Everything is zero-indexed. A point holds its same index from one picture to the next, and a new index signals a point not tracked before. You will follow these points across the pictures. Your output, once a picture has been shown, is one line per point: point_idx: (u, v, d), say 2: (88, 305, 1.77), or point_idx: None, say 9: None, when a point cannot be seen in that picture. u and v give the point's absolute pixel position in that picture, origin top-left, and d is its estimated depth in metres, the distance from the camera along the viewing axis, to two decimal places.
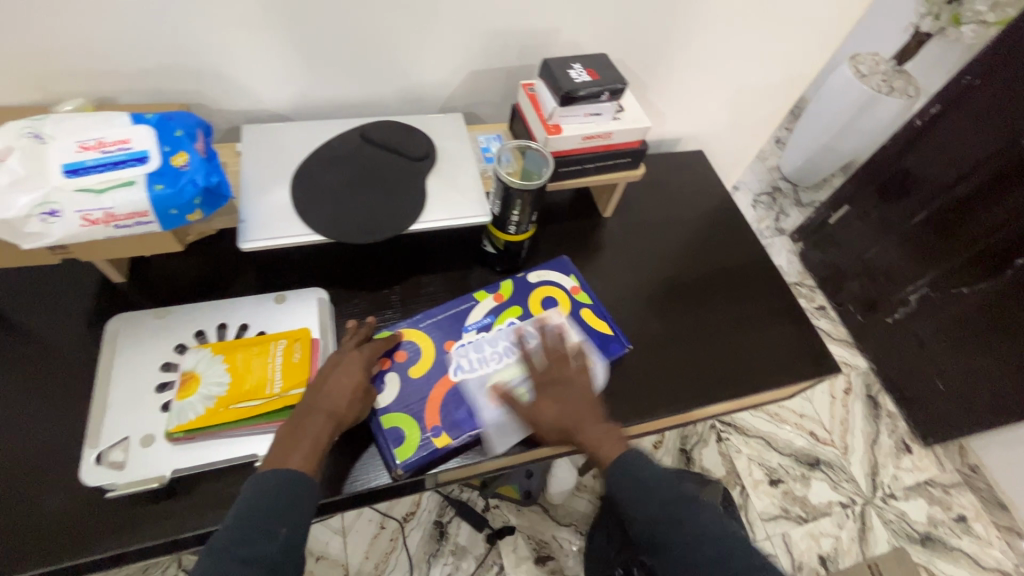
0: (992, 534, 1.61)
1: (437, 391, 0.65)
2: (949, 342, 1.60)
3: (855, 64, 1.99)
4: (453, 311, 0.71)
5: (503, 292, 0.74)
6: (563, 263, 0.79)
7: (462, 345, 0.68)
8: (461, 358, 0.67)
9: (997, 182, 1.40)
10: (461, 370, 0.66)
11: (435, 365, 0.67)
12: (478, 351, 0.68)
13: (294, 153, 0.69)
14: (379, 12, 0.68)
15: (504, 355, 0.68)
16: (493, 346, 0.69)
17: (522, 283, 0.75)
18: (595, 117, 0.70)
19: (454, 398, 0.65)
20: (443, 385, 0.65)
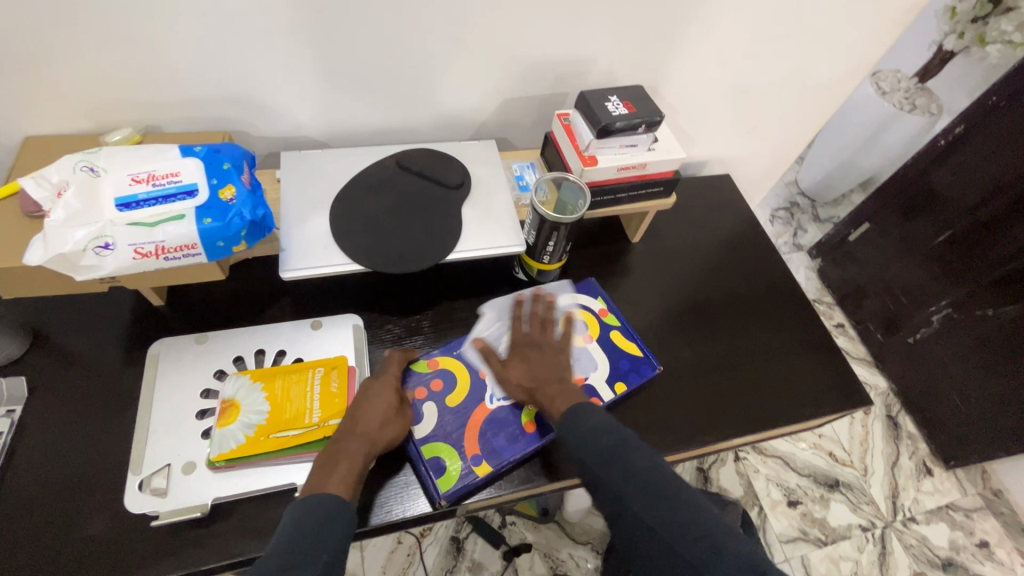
0: (1016, 561, 1.57)
1: (473, 419, 0.65)
2: (972, 364, 1.58)
3: (876, 81, 1.98)
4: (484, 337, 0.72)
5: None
6: (591, 287, 0.80)
7: None
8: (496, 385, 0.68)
9: (1021, 205, 1.38)
10: (498, 397, 0.67)
11: (471, 392, 0.67)
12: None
13: (333, 181, 0.70)
14: (418, 43, 0.69)
15: None
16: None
17: (552, 308, 0.76)
18: (630, 148, 0.70)
19: (492, 425, 0.65)
20: (479, 412, 0.66)
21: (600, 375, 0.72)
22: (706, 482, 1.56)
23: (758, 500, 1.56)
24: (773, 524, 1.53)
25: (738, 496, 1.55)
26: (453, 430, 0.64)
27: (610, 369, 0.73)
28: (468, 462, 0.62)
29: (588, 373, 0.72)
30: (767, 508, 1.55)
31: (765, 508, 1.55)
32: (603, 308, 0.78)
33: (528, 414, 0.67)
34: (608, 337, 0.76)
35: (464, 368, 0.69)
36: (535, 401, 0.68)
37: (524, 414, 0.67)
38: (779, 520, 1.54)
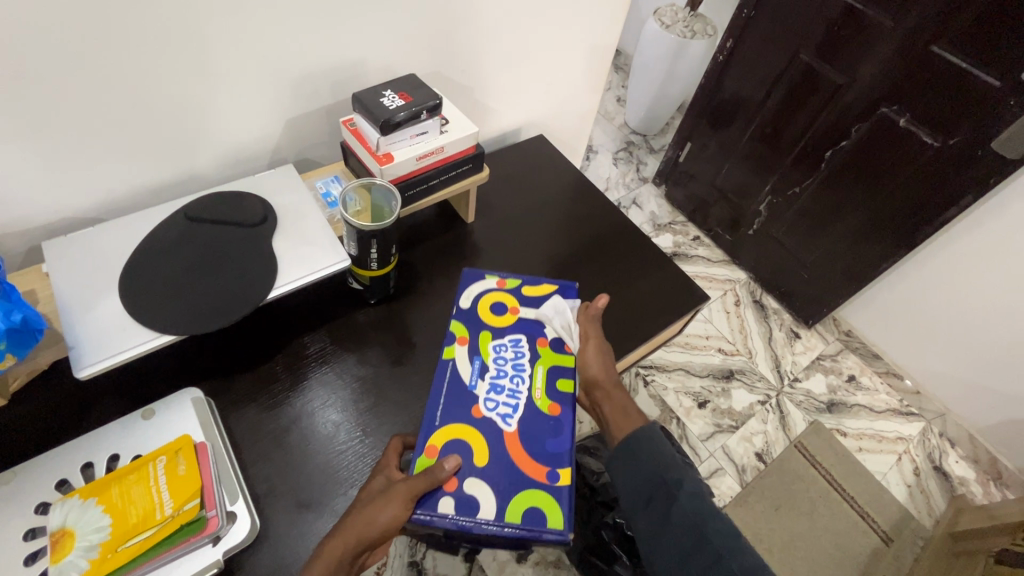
0: (877, 382, 1.88)
1: (512, 451, 0.62)
2: (798, 236, 1.84)
3: (659, 17, 2.19)
4: (445, 387, 0.67)
5: (468, 331, 0.73)
6: (468, 276, 0.79)
7: (486, 402, 0.66)
8: (498, 409, 0.65)
9: (794, 92, 1.63)
10: (509, 417, 0.65)
11: (487, 435, 0.63)
12: (501, 393, 0.67)
13: (115, 256, 0.62)
14: (164, 86, 0.63)
15: (521, 376, 0.69)
16: (509, 379, 0.68)
17: (467, 315, 0.74)
18: (422, 137, 0.71)
19: (529, 439, 0.63)
20: (510, 441, 0.63)
21: (554, 327, 0.74)
22: None
23: (674, 413, 1.70)
24: (691, 428, 1.68)
25: (657, 415, 1.68)
26: (509, 475, 0.60)
27: (554, 314, 0.75)
28: (551, 486, 0.60)
29: (543, 333, 0.73)
30: (683, 416, 1.70)
31: (682, 417, 1.70)
32: (499, 280, 0.79)
33: (541, 404, 0.66)
34: (526, 293, 0.77)
35: (459, 427, 0.64)
36: (535, 388, 0.68)
37: (541, 404, 0.66)
38: (696, 423, 1.69)
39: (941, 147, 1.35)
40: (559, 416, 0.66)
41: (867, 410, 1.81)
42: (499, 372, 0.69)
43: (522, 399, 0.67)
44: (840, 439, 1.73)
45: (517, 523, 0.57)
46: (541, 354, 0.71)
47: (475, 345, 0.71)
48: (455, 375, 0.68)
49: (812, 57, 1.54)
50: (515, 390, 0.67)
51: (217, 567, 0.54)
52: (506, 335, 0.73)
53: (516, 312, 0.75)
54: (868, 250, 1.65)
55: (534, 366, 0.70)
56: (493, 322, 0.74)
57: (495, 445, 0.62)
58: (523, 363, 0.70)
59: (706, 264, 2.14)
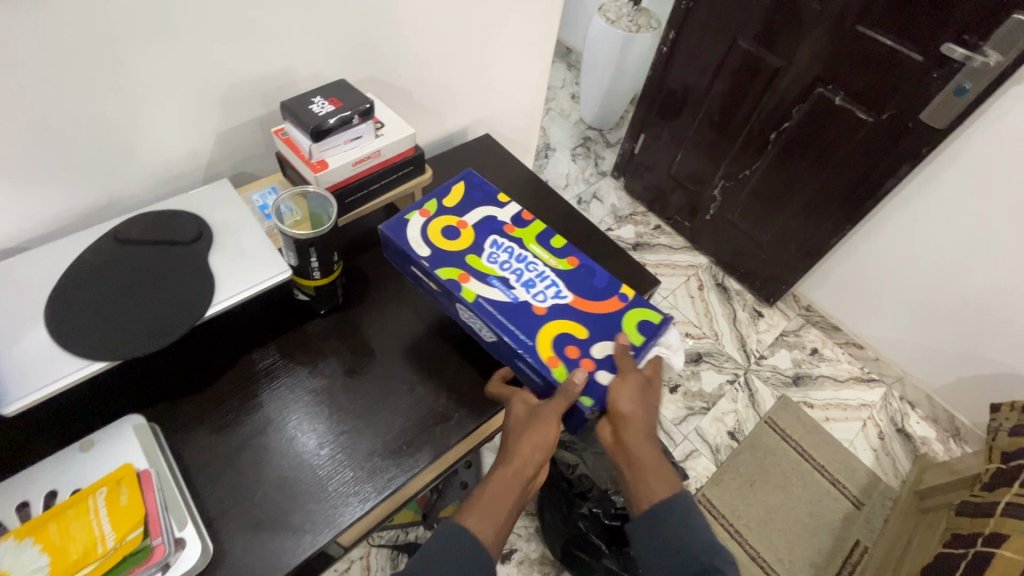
0: (838, 352, 1.95)
1: (587, 310, 0.72)
2: (752, 217, 1.89)
3: (604, 13, 2.23)
4: (508, 318, 0.69)
5: (464, 263, 0.74)
6: (391, 227, 0.76)
7: (536, 299, 0.72)
8: (545, 295, 0.73)
9: (737, 78, 1.67)
10: (558, 295, 0.73)
11: (562, 316, 0.71)
12: (533, 287, 0.73)
13: (39, 286, 0.60)
14: (82, 108, 0.62)
15: (524, 259, 0.76)
16: (527, 270, 0.75)
17: (441, 257, 0.74)
18: (357, 141, 0.70)
19: (580, 291, 0.74)
20: (578, 304, 0.73)
21: (502, 211, 0.81)
22: None
23: None
24: (665, 413, 1.70)
25: None
26: (604, 325, 0.71)
27: (487, 205, 0.81)
28: (626, 301, 0.74)
29: (500, 222, 0.80)
30: None
31: None
32: (423, 212, 0.78)
33: (563, 266, 0.77)
34: (451, 205, 0.80)
35: (553, 323, 0.70)
36: (549, 261, 0.77)
37: (561, 266, 0.76)
38: (668, 408, 1.72)
39: (875, 122, 1.41)
40: (580, 262, 0.77)
41: (830, 380, 1.87)
42: (515, 272, 0.74)
43: (548, 273, 0.75)
44: (808, 411, 1.78)
45: (641, 339, 0.71)
46: (518, 238, 0.79)
47: (476, 273, 0.73)
48: (501, 300, 0.71)
49: (750, 44, 1.59)
50: (540, 274, 0.75)
51: None
52: (482, 243, 0.76)
53: (465, 224, 0.78)
54: (818, 226, 1.70)
55: (527, 248, 0.78)
56: (464, 245, 0.76)
57: (574, 318, 0.71)
58: (514, 248, 0.77)
59: (669, 252, 2.18)
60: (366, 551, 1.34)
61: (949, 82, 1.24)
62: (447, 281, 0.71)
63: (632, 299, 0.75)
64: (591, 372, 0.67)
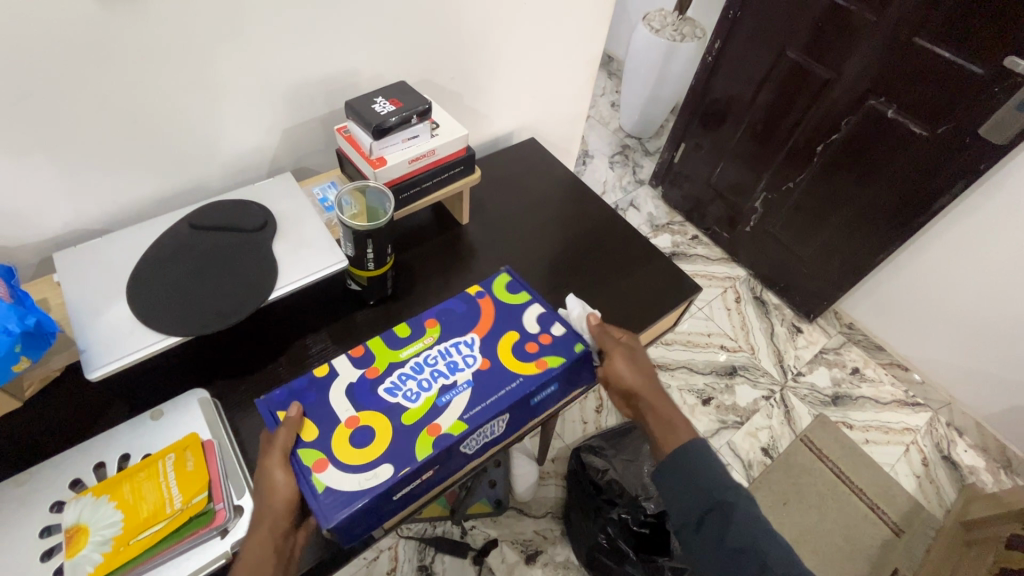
0: (881, 373, 1.88)
1: (485, 317, 0.71)
2: (794, 230, 1.85)
3: (649, 22, 2.24)
4: (491, 396, 0.63)
5: (415, 425, 0.60)
6: (327, 503, 0.54)
7: (465, 361, 0.66)
8: (460, 353, 0.66)
9: (783, 89, 1.65)
10: (465, 344, 0.67)
11: (489, 348, 0.67)
12: (450, 366, 0.65)
13: (122, 264, 0.65)
14: (165, 102, 0.67)
15: (413, 363, 0.65)
16: (434, 364, 0.65)
17: (409, 441, 0.59)
18: (414, 140, 0.74)
19: (458, 321, 0.70)
20: (480, 327, 0.70)
21: (342, 373, 0.64)
22: None
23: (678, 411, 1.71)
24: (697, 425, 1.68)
25: None
26: (509, 316, 0.71)
27: (329, 395, 0.62)
28: (485, 287, 0.74)
29: (363, 380, 0.64)
30: (687, 414, 1.70)
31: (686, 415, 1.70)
32: (338, 442, 0.58)
33: (437, 332, 0.69)
34: (315, 436, 0.59)
35: (501, 349, 0.67)
36: (425, 344, 0.67)
37: (432, 332, 0.69)
38: (700, 420, 1.69)
39: (929, 136, 1.37)
40: (427, 316, 0.70)
41: (872, 402, 1.81)
42: (436, 374, 0.64)
43: (435, 350, 0.67)
44: (846, 432, 1.72)
45: (529, 297, 0.74)
46: (391, 362, 0.65)
47: (428, 417, 0.61)
48: (469, 391, 0.63)
49: (799, 54, 1.57)
50: (441, 351, 0.67)
51: (223, 560, 0.55)
52: (384, 403, 0.62)
53: (355, 418, 0.60)
54: (864, 242, 1.66)
55: (406, 357, 0.66)
56: (384, 417, 0.60)
57: (499, 335, 0.69)
58: (398, 373, 0.64)
59: (706, 263, 2.15)
60: (395, 541, 1.37)
61: (1011, 97, 1.20)
62: (435, 446, 0.58)
63: (482, 286, 0.75)
64: (555, 340, 0.69)
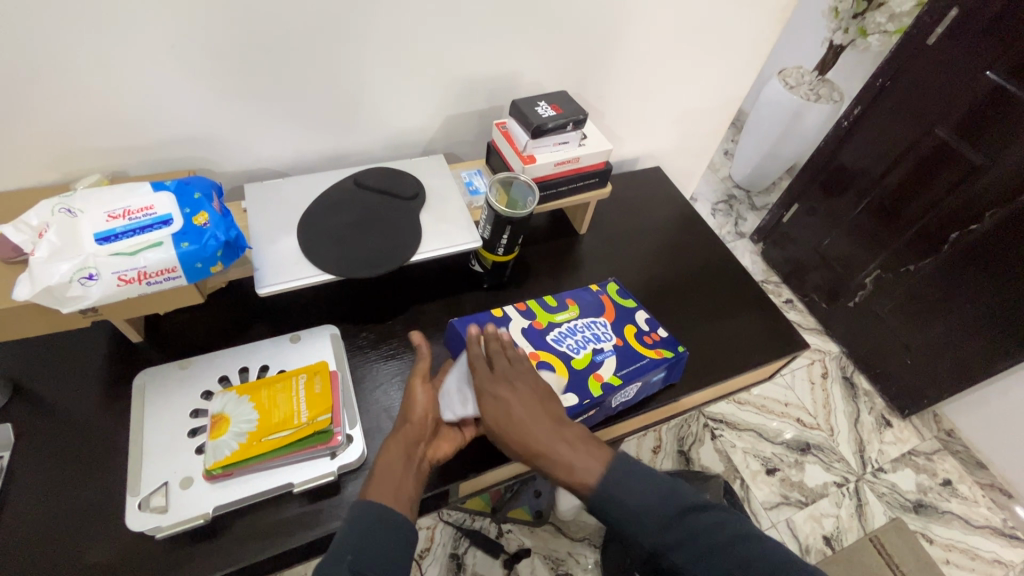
0: (977, 493, 1.70)
1: (610, 307, 0.80)
2: (905, 317, 1.73)
3: (784, 78, 2.21)
4: (634, 365, 0.72)
5: (582, 370, 0.70)
6: None
7: (607, 333, 0.76)
8: (599, 329, 0.76)
9: (922, 167, 1.57)
10: (602, 322, 0.77)
11: (620, 329, 0.77)
12: (595, 335, 0.75)
13: (296, 204, 0.75)
14: (360, 73, 0.77)
15: (570, 325, 0.76)
16: (584, 331, 0.75)
17: (580, 379, 0.69)
18: (563, 146, 0.79)
19: (589, 305, 0.79)
20: (609, 313, 0.79)
21: (515, 319, 0.74)
22: (688, 462, 1.62)
23: (739, 473, 1.63)
24: (756, 493, 1.60)
25: (720, 471, 1.62)
26: (625, 309, 0.80)
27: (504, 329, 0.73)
28: (601, 286, 0.83)
29: (529, 327, 0.74)
30: (748, 479, 1.62)
31: (747, 479, 1.62)
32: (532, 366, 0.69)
33: (577, 309, 0.78)
34: None
35: (627, 333, 0.77)
36: (572, 315, 0.77)
37: (573, 308, 0.78)
38: (760, 489, 1.61)
39: None
40: (562, 295, 0.80)
41: (961, 521, 1.64)
42: (587, 339, 0.74)
43: (581, 322, 0.77)
44: (926, 545, 1.56)
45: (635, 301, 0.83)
46: (550, 319, 0.76)
47: (589, 366, 0.71)
48: (616, 356, 0.73)
49: (949, 134, 1.49)
50: (586, 324, 0.76)
51: (330, 477, 0.62)
52: (554, 348, 0.72)
53: (534, 353, 0.71)
54: (986, 346, 1.52)
55: (560, 319, 0.76)
56: (558, 357, 0.71)
57: (624, 324, 0.78)
58: (558, 330, 0.75)
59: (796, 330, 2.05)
60: (434, 523, 1.41)
61: None
62: (603, 389, 0.69)
63: (597, 286, 0.83)
64: (664, 338, 0.78)
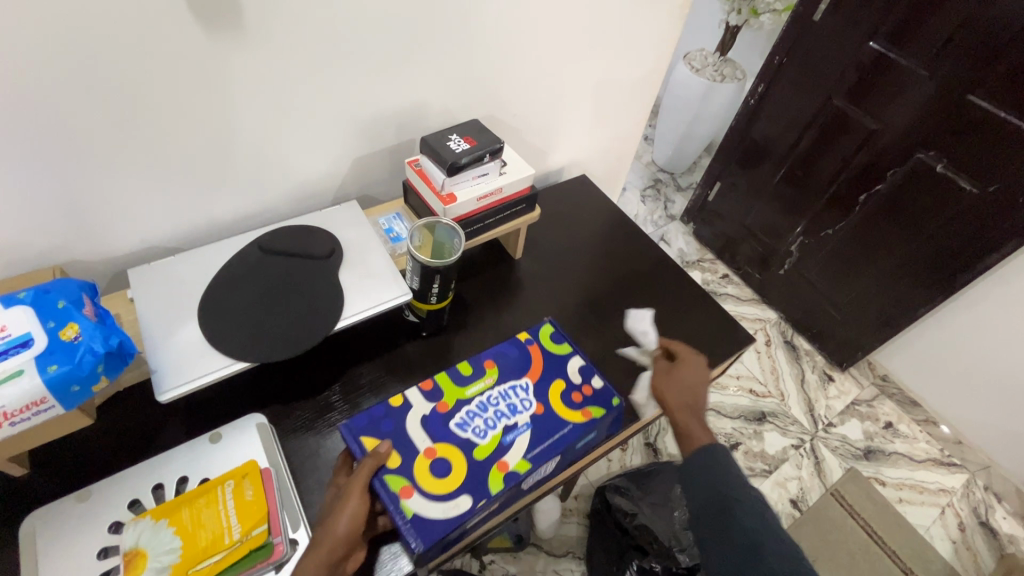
0: (915, 429, 1.82)
1: (539, 359, 0.70)
2: (831, 277, 1.82)
3: (689, 62, 2.27)
4: (551, 439, 0.63)
5: (486, 461, 0.60)
6: (412, 533, 0.54)
7: (525, 401, 0.66)
8: (516, 397, 0.66)
9: (825, 135, 1.65)
10: (524, 386, 0.67)
11: (545, 392, 0.67)
12: (511, 408, 0.65)
13: (193, 284, 0.66)
14: (247, 128, 0.69)
15: (481, 400, 0.65)
16: (498, 404, 0.65)
17: (481, 473, 0.59)
18: (483, 177, 0.74)
19: (512, 363, 0.69)
20: (535, 370, 0.68)
21: (415, 406, 0.63)
22: (657, 454, 1.63)
23: None
24: None
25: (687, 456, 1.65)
26: (555, 360, 0.70)
27: (399, 420, 0.62)
28: (536, 328, 0.73)
29: (429, 413, 0.63)
30: None
31: None
32: (423, 473, 0.58)
33: (496, 372, 0.68)
34: (395, 467, 0.58)
35: (553, 393, 0.67)
36: (487, 383, 0.66)
37: (490, 373, 0.67)
38: None
39: (979, 193, 1.36)
40: (483, 354, 0.69)
41: (906, 459, 1.75)
42: (499, 415, 0.64)
43: (497, 391, 0.66)
44: (879, 488, 1.67)
45: (573, 345, 0.73)
46: (458, 395, 0.65)
47: (496, 454, 0.61)
48: (531, 432, 0.63)
49: (844, 102, 1.57)
50: (502, 393, 0.66)
51: None
52: (456, 436, 0.61)
53: (431, 447, 0.60)
54: (904, 295, 1.63)
55: (473, 393, 0.65)
56: (457, 450, 0.60)
57: (549, 380, 0.68)
58: (466, 410, 0.64)
59: (736, 303, 2.13)
60: None
61: None
62: (506, 483, 0.59)
63: (529, 331, 0.73)
64: (597, 390, 0.68)
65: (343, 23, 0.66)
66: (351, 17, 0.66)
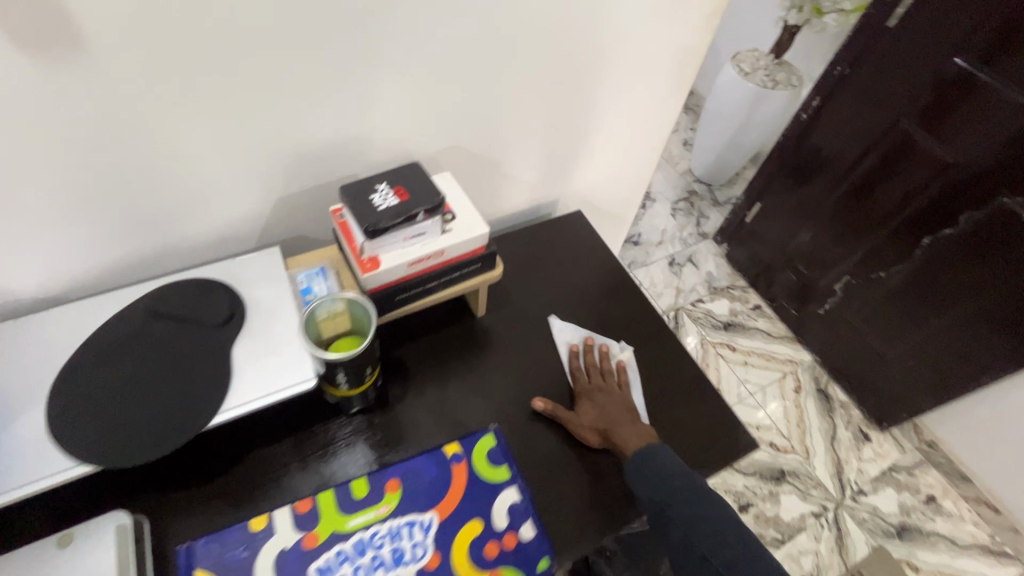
0: (962, 508, 1.59)
1: (457, 491, 0.58)
2: (880, 325, 1.58)
3: (738, 63, 2.02)
4: None
5: None
6: None
7: (417, 549, 0.54)
8: (408, 541, 0.54)
9: (888, 163, 1.41)
10: (424, 526, 0.55)
11: (448, 537, 0.55)
12: (398, 557, 0.53)
13: (54, 356, 0.55)
14: (128, 169, 0.56)
15: (361, 539, 0.54)
16: (382, 549, 0.53)
17: None
18: (419, 237, 0.60)
19: (419, 489, 0.57)
20: (445, 505, 0.56)
21: (278, 535, 0.53)
22: None
23: None
24: None
25: None
26: (477, 494, 0.58)
27: (254, 552, 0.52)
28: (466, 441, 0.61)
29: (292, 548, 0.53)
30: None
31: None
32: None
33: (395, 501, 0.56)
34: None
35: (459, 544, 0.55)
36: (379, 515, 0.55)
37: (388, 501, 0.56)
38: None
39: None
40: (389, 470, 0.58)
41: (947, 543, 1.53)
42: (377, 563, 0.53)
43: (388, 528, 0.55)
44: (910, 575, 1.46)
45: (510, 472, 0.60)
46: (336, 526, 0.54)
47: None
48: None
49: (914, 127, 1.32)
50: (392, 531, 0.55)
51: None
52: None
53: None
54: (967, 361, 1.38)
55: (356, 526, 0.55)
56: None
57: (460, 523, 0.56)
58: (338, 549, 0.53)
59: (766, 339, 1.91)
60: None
61: None
62: None
63: (460, 445, 0.61)
64: (521, 545, 0.56)
65: (227, 42, 0.50)
66: (238, 33, 0.50)
